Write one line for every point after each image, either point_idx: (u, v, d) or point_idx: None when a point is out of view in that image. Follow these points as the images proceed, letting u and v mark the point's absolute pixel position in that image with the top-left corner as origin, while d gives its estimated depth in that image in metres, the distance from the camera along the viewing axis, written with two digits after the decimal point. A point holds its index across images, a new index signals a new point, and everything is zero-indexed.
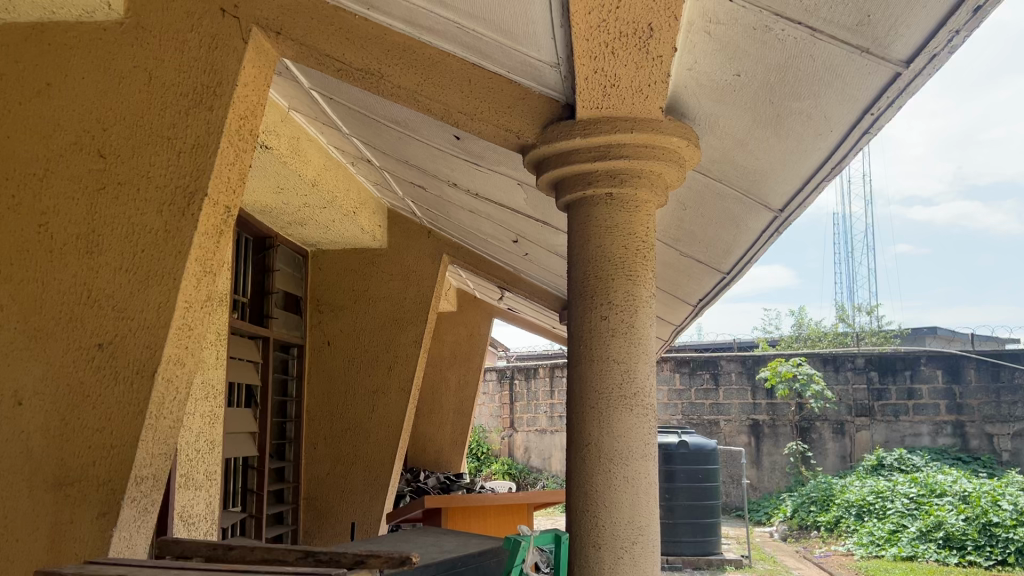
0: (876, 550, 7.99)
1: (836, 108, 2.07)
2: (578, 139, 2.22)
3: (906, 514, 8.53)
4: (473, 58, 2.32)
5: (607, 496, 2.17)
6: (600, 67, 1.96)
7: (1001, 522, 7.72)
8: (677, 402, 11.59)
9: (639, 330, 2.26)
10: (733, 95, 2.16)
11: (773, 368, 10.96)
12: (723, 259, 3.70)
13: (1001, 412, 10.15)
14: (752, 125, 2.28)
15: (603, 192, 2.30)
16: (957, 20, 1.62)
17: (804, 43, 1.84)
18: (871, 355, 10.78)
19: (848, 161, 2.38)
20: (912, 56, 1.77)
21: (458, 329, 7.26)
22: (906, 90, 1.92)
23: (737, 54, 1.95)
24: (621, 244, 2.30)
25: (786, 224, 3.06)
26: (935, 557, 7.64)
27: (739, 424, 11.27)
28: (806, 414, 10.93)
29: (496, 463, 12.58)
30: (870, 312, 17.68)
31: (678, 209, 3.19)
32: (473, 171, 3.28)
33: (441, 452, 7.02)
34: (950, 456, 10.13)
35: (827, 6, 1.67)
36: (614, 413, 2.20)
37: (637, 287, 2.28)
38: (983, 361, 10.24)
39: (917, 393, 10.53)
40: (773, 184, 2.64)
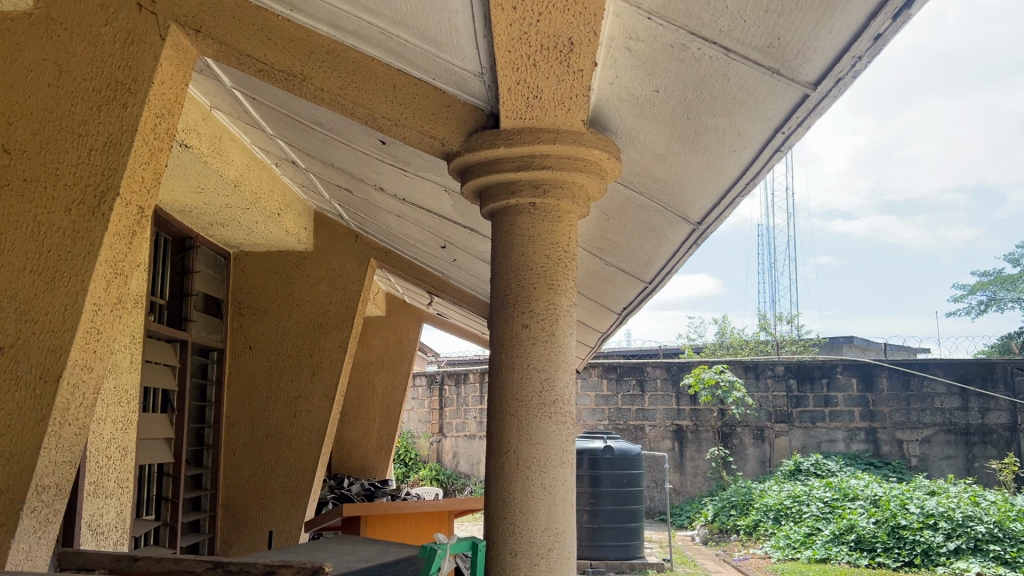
0: (792, 553, 8.22)
1: (750, 125, 2.14)
2: (502, 148, 2.22)
3: (821, 518, 8.80)
4: (398, 63, 2.31)
5: (525, 504, 2.19)
6: (523, 78, 1.98)
7: (908, 525, 8.05)
8: (603, 408, 11.70)
9: (560, 338, 2.28)
10: (652, 110, 2.21)
11: (696, 375, 11.06)
12: (646, 269, 3.78)
13: (910, 419, 10.61)
14: (671, 140, 2.34)
15: (526, 201, 2.32)
16: (859, 46, 1.70)
17: (719, 63, 1.90)
18: (790, 363, 11.11)
19: (760, 178, 2.47)
20: (818, 78, 1.85)
21: (386, 333, 7.19)
22: (814, 111, 2.00)
23: (656, 70, 2.00)
24: (544, 254, 2.32)
25: (704, 236, 3.15)
26: (847, 559, 7.87)
27: (664, 429, 11.45)
28: (728, 419, 11.20)
29: (424, 469, 12.50)
30: (790, 321, 18.20)
31: (602, 220, 3.25)
32: (399, 175, 3.26)
33: (366, 459, 6.95)
34: (863, 462, 10.52)
35: (740, 27, 1.74)
36: (533, 420, 2.22)
37: (558, 296, 2.30)
38: (894, 369, 10.71)
39: (833, 400, 10.91)
40: (691, 197, 2.72)
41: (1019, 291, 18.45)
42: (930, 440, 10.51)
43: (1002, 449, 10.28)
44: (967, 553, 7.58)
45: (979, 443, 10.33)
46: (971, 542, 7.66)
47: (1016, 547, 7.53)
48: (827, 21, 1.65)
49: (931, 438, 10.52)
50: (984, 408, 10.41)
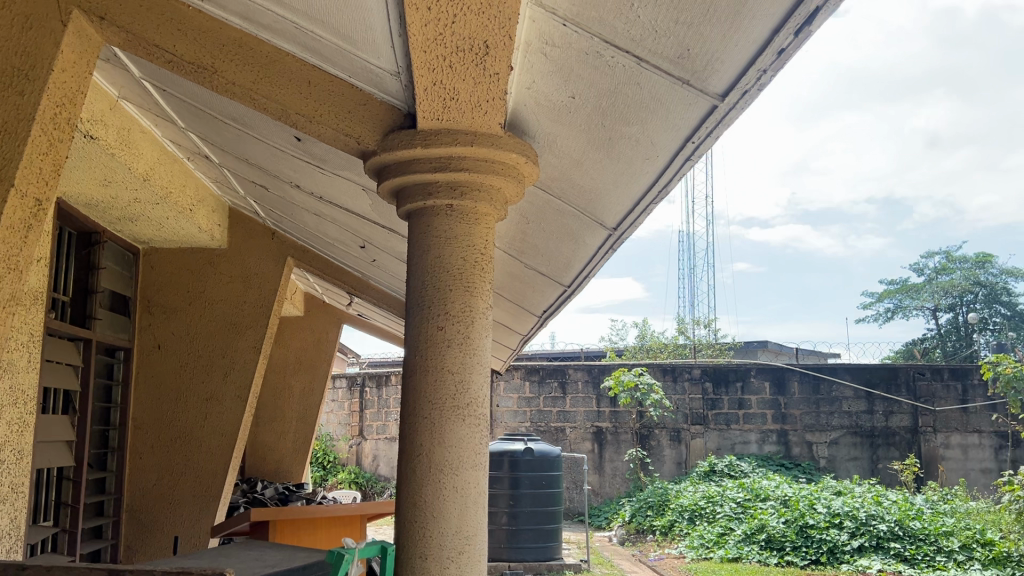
0: (705, 552, 8.38)
1: (661, 133, 2.20)
2: (419, 149, 2.21)
3: (733, 518, 9.03)
4: (313, 59, 2.27)
5: (436, 506, 2.17)
6: (439, 79, 1.97)
7: (816, 524, 8.34)
8: (525, 410, 11.74)
9: (475, 341, 2.28)
10: (569, 116, 2.23)
11: (617, 377, 11.20)
12: (565, 273, 3.82)
13: (819, 422, 11.00)
14: (586, 147, 2.38)
15: (443, 203, 2.31)
16: (763, 61, 1.76)
17: (632, 71, 1.93)
18: (707, 367, 11.38)
19: (673, 185, 2.53)
20: (726, 90, 1.90)
21: (304, 334, 7.05)
22: (722, 122, 2.06)
23: (572, 77, 2.02)
24: (460, 256, 2.30)
25: (620, 242, 3.20)
26: (758, 558, 8.08)
27: (584, 431, 11.58)
28: (646, 421, 11.38)
29: (342, 472, 12.33)
30: (708, 325, 18.63)
31: (522, 223, 3.26)
32: (316, 174, 3.21)
33: (282, 462, 6.82)
34: (774, 463, 10.84)
35: (651, 37, 1.77)
36: (447, 423, 2.21)
37: (474, 298, 2.30)
38: (805, 374, 11.09)
39: (747, 402, 11.22)
40: (608, 202, 2.77)
41: (921, 300, 19.34)
42: (837, 442, 10.92)
43: (903, 450, 10.77)
44: (869, 551, 7.87)
45: (883, 445, 10.81)
46: (873, 540, 7.97)
47: (915, 544, 7.88)
48: (733, 36, 1.70)
49: (838, 441, 10.93)
50: (887, 411, 10.89)
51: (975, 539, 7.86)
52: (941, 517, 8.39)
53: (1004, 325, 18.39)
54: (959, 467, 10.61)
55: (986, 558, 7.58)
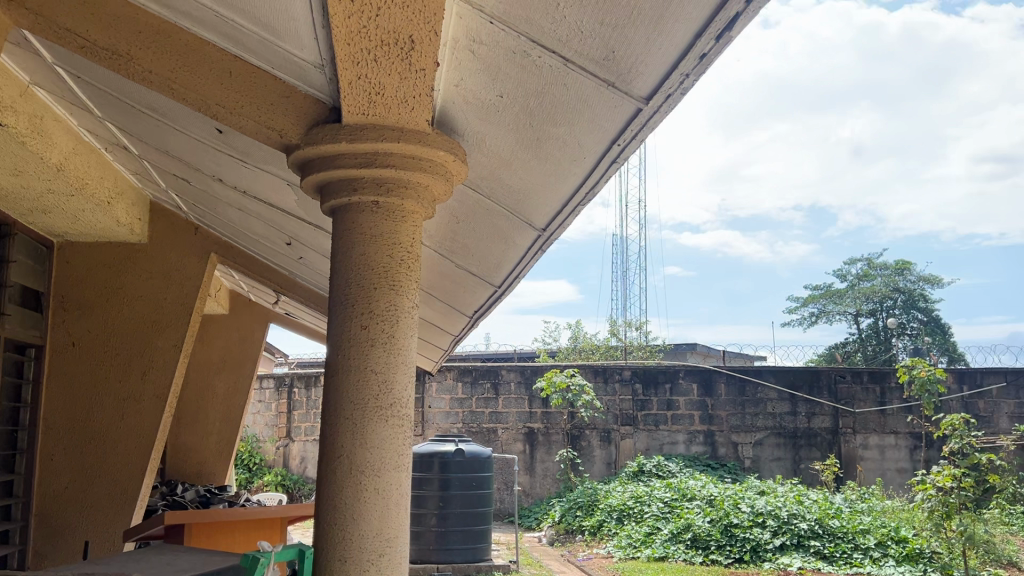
0: (633, 552, 8.47)
1: (588, 135, 2.21)
2: (343, 143, 2.16)
3: (660, 518, 9.17)
4: (233, 49, 2.21)
5: (356, 509, 2.12)
6: (363, 74, 1.94)
7: (740, 523, 8.51)
8: (457, 411, 11.69)
9: (400, 340, 2.21)
10: (497, 115, 2.22)
11: (549, 379, 11.24)
12: (495, 273, 3.82)
13: (744, 423, 11.25)
14: (515, 146, 2.37)
15: (368, 199, 2.24)
16: (685, 65, 1.78)
17: (559, 72, 1.94)
18: (637, 368, 11.53)
19: (601, 187, 2.56)
20: (650, 94, 1.92)
21: (229, 333, 6.87)
22: (647, 125, 2.08)
23: (500, 75, 2.01)
24: (386, 254, 2.24)
25: (549, 242, 3.22)
26: (683, 557, 8.22)
27: (516, 432, 11.60)
28: (577, 422, 11.45)
29: (269, 474, 12.10)
30: (639, 328, 18.87)
31: (452, 222, 3.23)
32: (239, 167, 3.13)
33: (204, 464, 6.65)
34: (701, 463, 11.05)
35: (578, 37, 1.77)
36: (368, 424, 2.15)
37: (400, 297, 2.23)
38: (731, 376, 11.34)
39: (675, 403, 11.40)
40: (537, 202, 2.77)
41: (844, 305, 19.95)
42: (762, 443, 11.19)
43: (824, 450, 11.09)
44: (791, 549, 8.07)
45: (805, 445, 11.12)
46: (795, 538, 8.17)
47: (833, 542, 8.11)
48: (658, 39, 1.71)
49: (763, 441, 11.20)
50: (810, 412, 11.20)
51: (890, 537, 8.14)
52: (858, 516, 8.66)
53: (921, 330, 19.08)
54: (876, 467, 10.97)
55: (900, 555, 7.85)
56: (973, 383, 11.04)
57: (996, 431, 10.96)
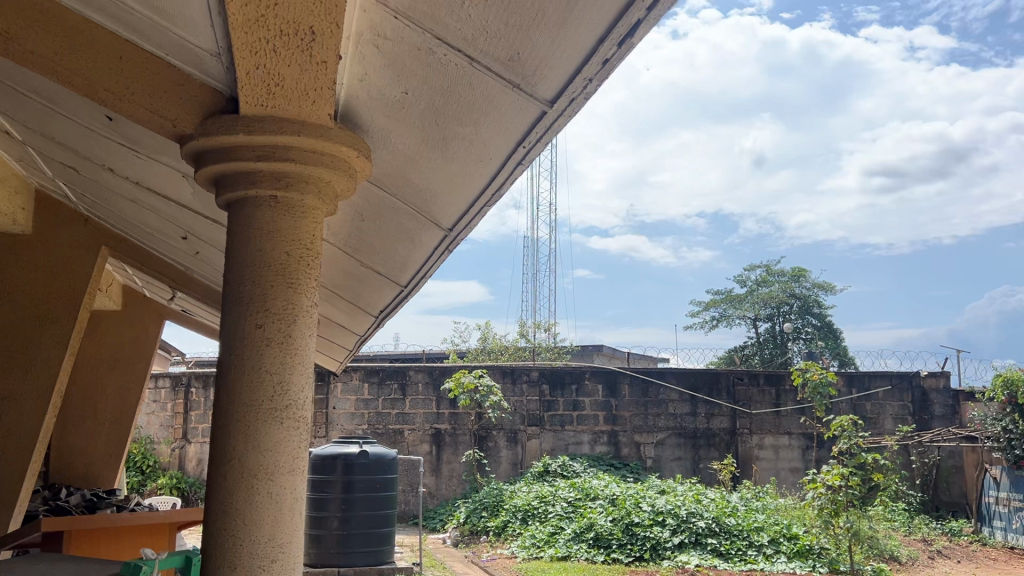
0: (536, 552, 8.52)
1: (494, 136, 2.20)
2: (240, 135, 2.08)
3: (564, 517, 9.28)
4: (124, 33, 2.10)
5: (248, 514, 2.03)
6: (262, 64, 1.87)
7: (640, 522, 8.69)
8: (363, 412, 11.54)
9: (297, 340, 2.14)
10: (402, 113, 2.19)
11: (456, 379, 11.18)
12: (401, 272, 3.77)
13: (647, 423, 11.49)
14: (420, 144, 2.35)
15: (266, 194, 2.16)
16: (589, 69, 1.80)
17: (464, 70, 1.92)
18: (544, 369, 11.64)
19: (506, 188, 2.56)
20: (553, 97, 1.93)
21: (121, 330, 6.55)
22: (551, 128, 2.09)
23: (405, 72, 1.98)
24: (284, 250, 2.16)
25: (455, 243, 3.20)
26: (585, 556, 8.31)
27: (422, 433, 11.52)
28: (484, 423, 11.46)
29: (163, 477, 11.66)
30: (547, 329, 19.05)
31: (356, 220, 3.16)
32: (131, 157, 2.99)
33: (92, 466, 6.34)
34: (605, 463, 11.21)
35: (482, 37, 1.76)
36: (262, 426, 2.07)
37: (298, 296, 2.17)
38: (635, 378, 11.58)
39: (581, 404, 11.56)
40: (443, 201, 2.75)
41: (743, 309, 20.69)
42: (663, 443, 11.46)
43: (722, 451, 11.44)
44: (688, 547, 8.28)
45: (704, 445, 11.44)
46: (692, 536, 8.39)
47: (729, 539, 8.35)
48: (561, 43, 1.72)
49: (664, 441, 11.47)
50: (709, 413, 11.53)
51: (782, 534, 8.45)
52: (753, 513, 8.96)
53: (815, 335, 19.89)
54: (771, 466, 11.37)
55: (791, 551, 8.16)
56: (861, 386, 11.58)
57: (880, 432, 11.53)
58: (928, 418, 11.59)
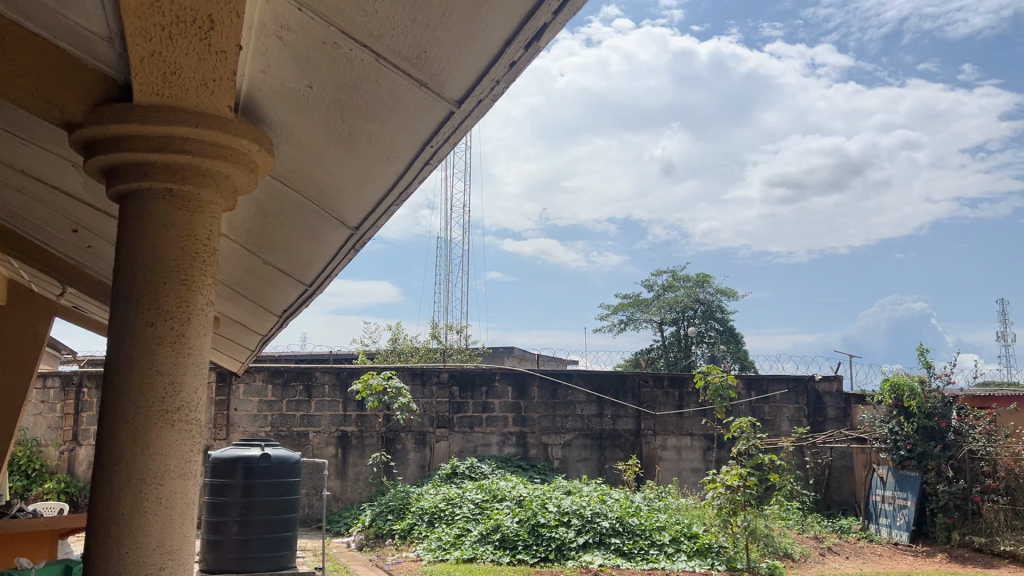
0: (441, 554, 8.48)
1: (400, 134, 2.18)
2: (132, 124, 1.98)
3: (470, 519, 9.27)
4: (7, 13, 1.99)
5: (136, 521, 1.94)
6: (157, 52, 1.79)
7: (546, 523, 8.76)
8: (266, 413, 11.27)
9: (190, 339, 2.06)
10: (306, 107, 2.14)
11: (365, 380, 10.98)
12: (306, 270, 3.69)
13: (554, 425, 11.60)
14: (325, 140, 2.30)
15: (160, 187, 2.07)
16: (497, 71, 1.80)
17: (370, 67, 1.89)
18: (454, 371, 11.60)
19: (413, 188, 2.54)
20: (461, 97, 1.93)
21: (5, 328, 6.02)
22: (459, 127, 2.09)
23: (308, 65, 1.94)
24: (179, 245, 2.08)
25: (362, 242, 3.15)
26: (491, 558, 8.32)
27: (328, 436, 11.32)
28: (392, 425, 11.33)
29: (51, 481, 11.13)
30: (459, 331, 19.04)
31: (258, 216, 3.07)
32: (17, 145, 2.83)
33: None
34: (513, 464, 11.26)
35: (389, 34, 1.74)
36: (152, 429, 1.98)
37: (192, 293, 2.08)
38: (544, 379, 11.67)
39: (490, 406, 11.57)
40: (349, 199, 2.70)
41: (650, 313, 21.19)
42: (570, 444, 11.59)
43: (627, 451, 11.66)
44: (592, 547, 8.37)
45: (609, 446, 11.64)
46: (597, 536, 8.49)
47: (632, 539, 8.52)
48: (469, 43, 1.70)
49: (571, 442, 11.60)
50: (615, 414, 11.72)
51: (682, 533, 8.69)
52: (655, 513, 9.16)
53: (717, 339, 20.50)
54: (673, 467, 11.66)
55: (691, 550, 8.37)
56: (760, 389, 11.99)
57: (777, 433, 11.97)
58: (822, 419, 12.09)
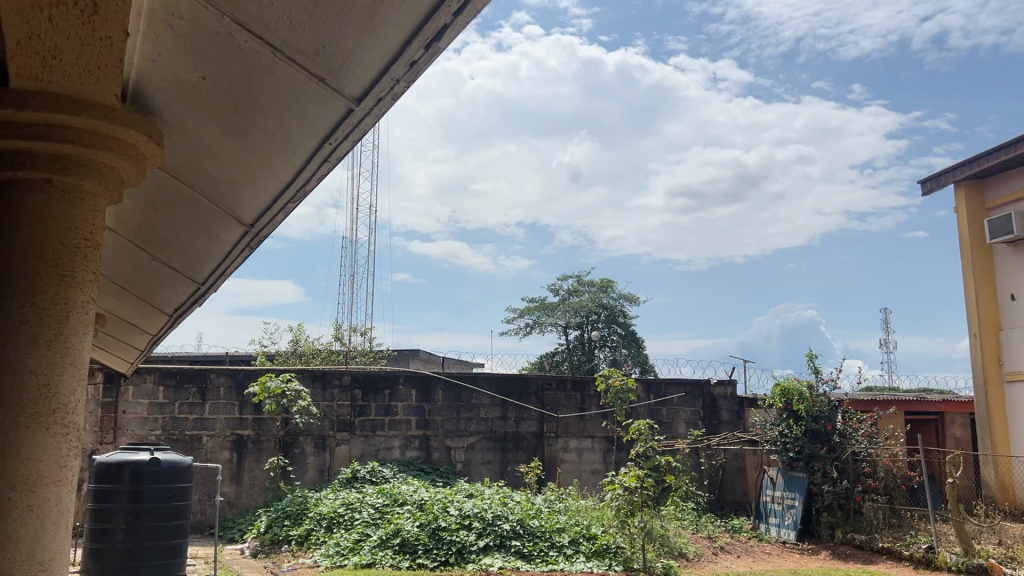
0: (339, 560, 8.33)
1: (298, 131, 2.12)
2: (8, 110, 1.84)
3: (370, 524, 9.15)
4: None
5: (5, 530, 1.81)
6: (37, 33, 1.70)
7: (447, 526, 8.72)
8: (157, 417, 10.83)
9: (68, 338, 1.95)
10: (198, 99, 2.06)
11: (262, 383, 10.63)
12: (198, 269, 3.57)
13: (458, 428, 11.58)
14: (219, 134, 2.23)
15: (40, 176, 1.94)
16: (396, 70, 1.78)
17: (266, 61, 1.84)
18: (357, 374, 11.42)
19: (310, 186, 2.49)
20: (361, 95, 1.90)
21: None
22: (358, 125, 2.06)
23: (201, 56, 1.87)
24: (57, 238, 1.96)
25: (257, 240, 3.07)
26: (390, 563, 8.22)
27: (223, 440, 10.97)
28: (290, 429, 11.07)
29: None
30: (363, 333, 18.78)
31: (147, 211, 2.94)
32: None
33: None
34: (415, 467, 11.18)
35: (285, 27, 1.69)
36: (26, 432, 1.86)
37: (71, 290, 1.97)
38: (449, 383, 11.64)
39: (393, 409, 11.46)
40: (244, 196, 2.62)
41: (555, 317, 21.44)
42: (473, 447, 11.59)
43: (529, 453, 11.75)
44: (493, 550, 8.40)
45: (512, 449, 11.70)
46: (497, 539, 8.52)
47: (532, 541, 8.57)
48: (367, 41, 1.68)
49: (474, 445, 11.61)
50: (518, 417, 11.80)
51: (581, 534, 8.79)
52: (555, 515, 9.23)
53: (619, 343, 20.90)
54: (574, 468, 11.80)
55: (589, 551, 8.48)
56: (658, 393, 12.28)
57: (674, 435, 12.28)
58: (716, 422, 12.50)
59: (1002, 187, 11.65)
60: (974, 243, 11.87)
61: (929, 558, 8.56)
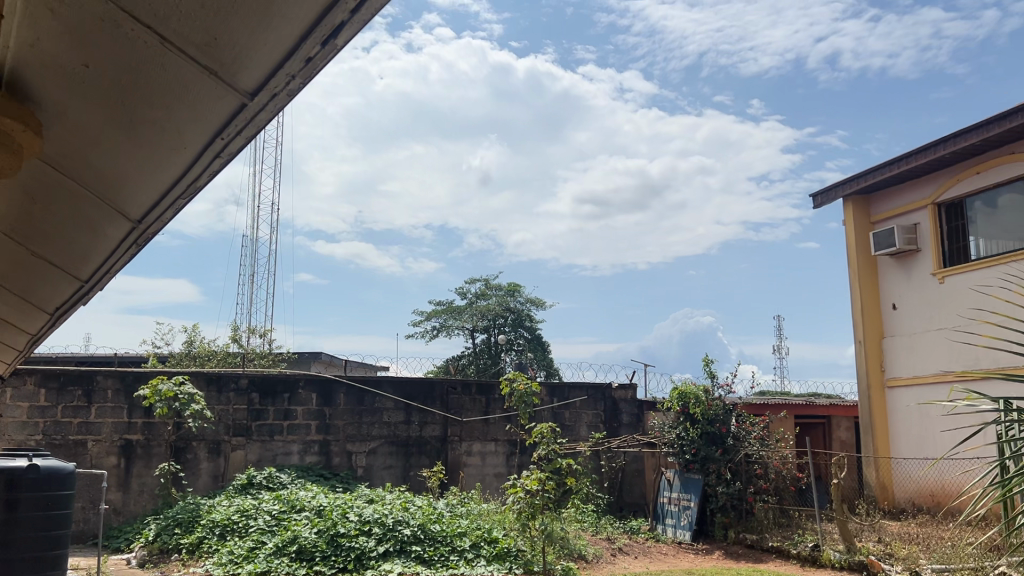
0: (232, 569, 8.07)
1: (189, 124, 2.05)
2: None
3: (265, 531, 8.89)
4: None
5: None
6: None
7: (346, 533, 8.57)
8: (37, 421, 10.26)
9: None
10: (79, 87, 1.95)
11: (153, 386, 10.20)
12: (81, 266, 3.40)
13: (360, 432, 11.42)
14: (103, 123, 2.12)
15: None
16: (292, 65, 1.74)
17: (154, 51, 1.76)
18: (254, 377, 11.11)
19: (202, 180, 2.41)
20: (255, 89, 1.85)
21: None
22: (251, 120, 2.00)
23: (83, 43, 1.77)
24: None
25: (145, 236, 2.95)
26: (286, 570, 8.01)
27: (109, 445, 10.48)
28: (183, 433, 10.66)
29: None
30: (263, 335, 18.29)
31: (24, 204, 2.78)
32: None
33: None
34: (314, 472, 10.94)
35: (175, 18, 1.63)
36: None
37: None
38: (351, 387, 11.45)
39: (292, 414, 11.19)
40: (131, 190, 2.51)
41: (462, 320, 21.41)
42: (375, 452, 11.45)
43: (432, 457, 11.69)
44: (393, 555, 8.33)
45: (415, 453, 11.62)
46: (397, 545, 8.45)
47: (433, 546, 8.53)
48: (263, 36, 1.64)
49: (376, 450, 11.46)
50: (422, 421, 11.72)
51: (482, 538, 8.74)
52: (457, 519, 9.18)
53: (525, 347, 21.05)
54: (477, 472, 11.81)
55: (491, 554, 8.48)
56: (561, 396, 12.42)
57: (576, 438, 12.44)
58: (617, 425, 12.73)
59: (887, 202, 12.28)
60: (859, 255, 12.46)
61: (815, 556, 8.93)
